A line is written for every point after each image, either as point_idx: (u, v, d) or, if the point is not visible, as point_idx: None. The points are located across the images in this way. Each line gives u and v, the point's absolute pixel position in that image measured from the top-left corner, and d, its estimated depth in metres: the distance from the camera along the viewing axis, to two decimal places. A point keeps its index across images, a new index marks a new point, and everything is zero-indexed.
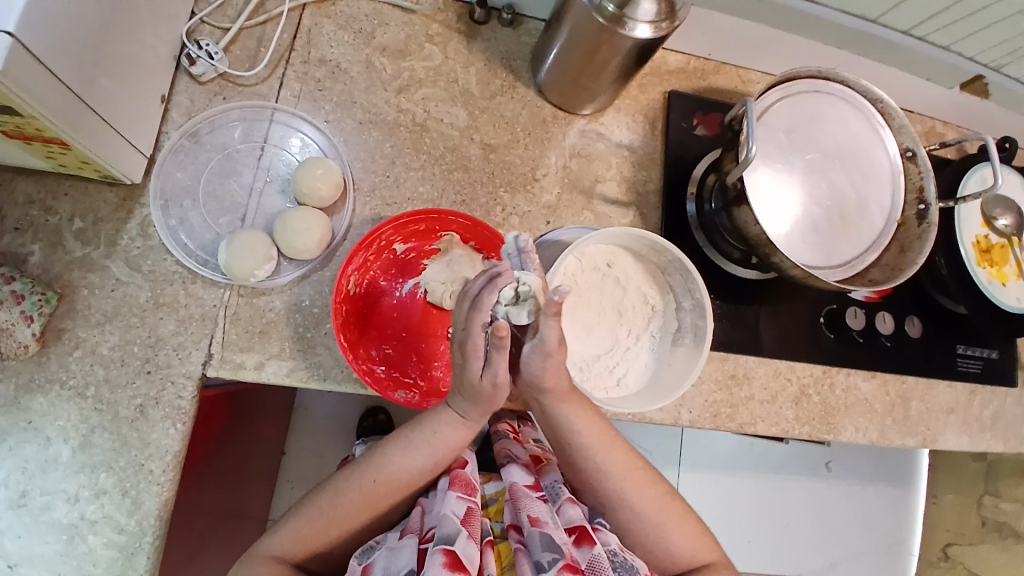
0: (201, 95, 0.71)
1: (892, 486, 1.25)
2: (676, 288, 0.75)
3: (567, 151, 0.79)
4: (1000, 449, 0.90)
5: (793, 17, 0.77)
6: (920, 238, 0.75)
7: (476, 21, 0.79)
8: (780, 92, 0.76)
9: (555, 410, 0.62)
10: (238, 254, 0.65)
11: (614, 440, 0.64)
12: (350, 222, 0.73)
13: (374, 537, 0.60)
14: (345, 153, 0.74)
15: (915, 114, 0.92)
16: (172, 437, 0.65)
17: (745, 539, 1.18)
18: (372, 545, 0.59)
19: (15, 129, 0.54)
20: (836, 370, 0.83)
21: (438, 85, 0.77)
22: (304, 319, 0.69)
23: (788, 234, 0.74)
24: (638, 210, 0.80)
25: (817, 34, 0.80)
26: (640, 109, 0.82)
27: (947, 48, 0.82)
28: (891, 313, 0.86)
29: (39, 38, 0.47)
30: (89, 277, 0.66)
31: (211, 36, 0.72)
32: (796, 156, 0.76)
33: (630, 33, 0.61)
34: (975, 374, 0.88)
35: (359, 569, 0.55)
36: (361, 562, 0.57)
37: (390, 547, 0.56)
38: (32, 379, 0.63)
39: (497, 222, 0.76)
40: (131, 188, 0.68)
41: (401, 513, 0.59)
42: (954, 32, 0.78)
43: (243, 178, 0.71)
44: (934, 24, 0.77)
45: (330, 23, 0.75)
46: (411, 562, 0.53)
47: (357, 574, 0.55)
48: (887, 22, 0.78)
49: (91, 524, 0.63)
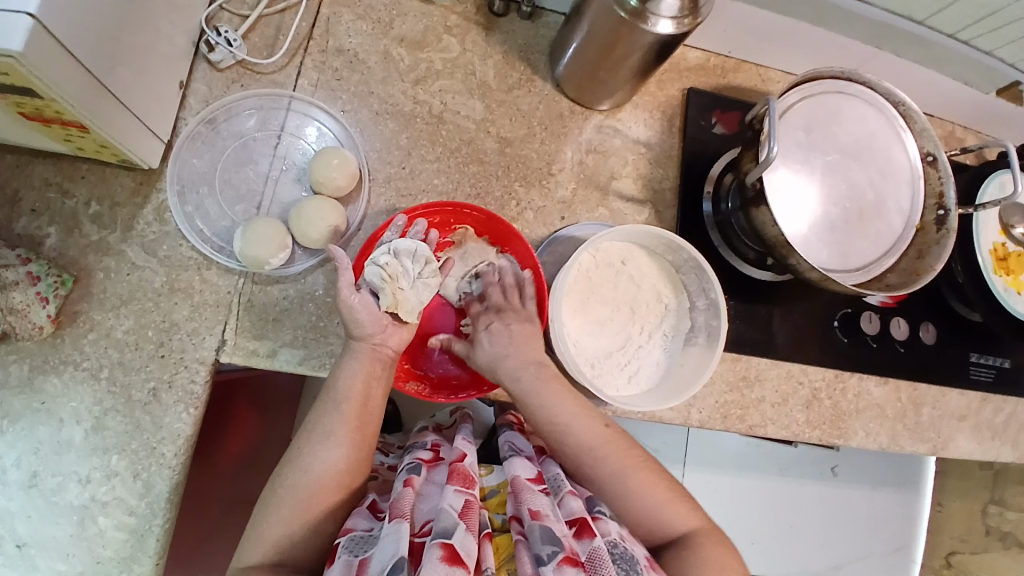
0: (219, 82, 0.71)
1: (899, 491, 1.23)
2: (690, 287, 0.75)
3: (584, 146, 0.79)
4: (1011, 457, 0.89)
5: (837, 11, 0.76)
6: (939, 244, 0.74)
7: (495, 14, 0.78)
8: (800, 92, 0.75)
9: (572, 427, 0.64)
10: (254, 242, 0.65)
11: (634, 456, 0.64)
12: (365, 213, 0.73)
13: (358, 527, 0.57)
14: (361, 143, 0.73)
15: (936, 117, 0.91)
16: (184, 422, 0.65)
17: (751, 540, 1.17)
18: (363, 538, 0.55)
19: (33, 110, 0.54)
20: (848, 374, 0.82)
21: (455, 77, 0.77)
22: (316, 308, 0.69)
23: (805, 235, 0.73)
24: (652, 208, 0.80)
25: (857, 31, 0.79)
26: (658, 105, 0.81)
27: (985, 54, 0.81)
28: (905, 319, 0.85)
29: (59, 22, 0.47)
30: (104, 261, 0.66)
31: (229, 23, 0.72)
32: (815, 157, 0.75)
33: (652, 28, 0.61)
34: (987, 381, 0.87)
35: (354, 564, 0.52)
36: (355, 555, 0.53)
37: (383, 536, 0.53)
38: (46, 361, 0.64)
39: (511, 216, 0.76)
40: (147, 173, 0.68)
41: (396, 502, 0.57)
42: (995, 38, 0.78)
43: (259, 166, 0.71)
44: (979, 29, 0.76)
45: (349, 13, 0.75)
46: (403, 551, 0.50)
47: (352, 568, 0.52)
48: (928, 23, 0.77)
49: (102, 507, 0.63)
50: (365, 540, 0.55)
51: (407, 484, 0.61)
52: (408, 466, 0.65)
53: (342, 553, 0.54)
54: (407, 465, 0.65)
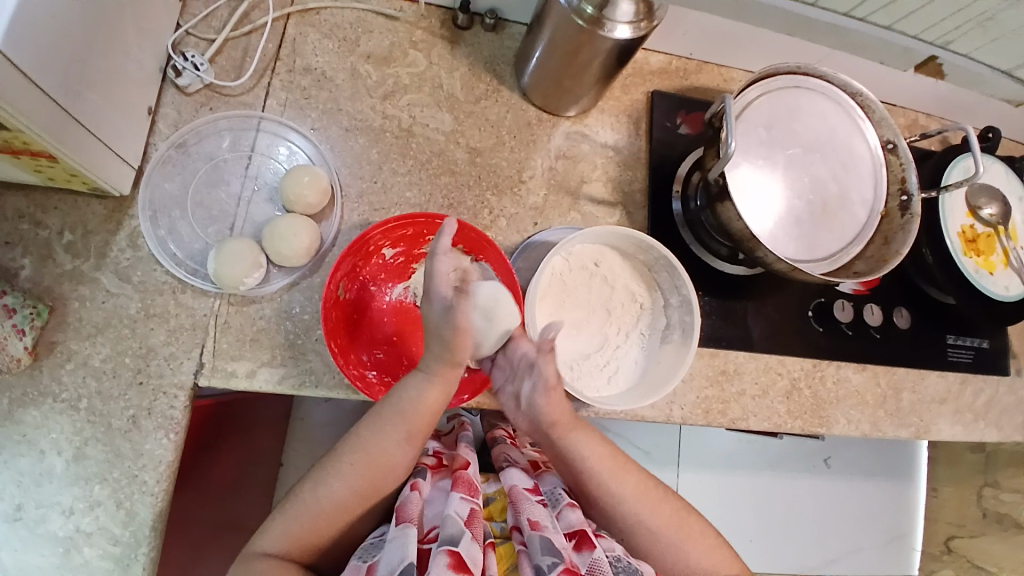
0: (188, 106, 0.72)
1: (892, 480, 1.25)
2: (663, 285, 0.76)
3: (554, 153, 0.80)
4: (994, 437, 0.90)
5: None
6: (904, 229, 0.75)
7: (459, 27, 0.80)
8: (760, 90, 0.77)
9: (561, 438, 0.67)
10: (226, 262, 0.66)
11: (624, 466, 0.67)
12: (338, 229, 0.73)
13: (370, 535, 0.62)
14: (333, 160, 0.74)
15: (899, 107, 0.92)
16: (165, 446, 0.66)
17: (747, 537, 1.18)
18: (372, 545, 0.60)
19: (2, 143, 0.55)
20: (826, 363, 0.83)
21: (423, 91, 0.78)
22: (294, 325, 0.70)
23: (772, 230, 0.74)
24: (624, 210, 0.81)
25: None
26: (624, 109, 0.83)
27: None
28: (878, 305, 0.86)
29: (23, 55, 0.48)
30: (79, 290, 0.66)
31: (196, 48, 0.73)
32: (778, 152, 0.77)
33: (610, 34, 0.62)
34: (966, 363, 0.89)
35: (363, 566, 0.57)
36: (364, 560, 0.58)
37: (390, 540, 0.56)
38: (24, 393, 0.64)
39: (484, 225, 0.77)
40: (119, 201, 0.69)
41: (404, 508, 0.60)
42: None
43: (231, 188, 0.72)
44: None
45: (315, 33, 0.76)
46: (411, 556, 0.54)
47: (360, 571, 0.56)
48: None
49: (87, 535, 0.63)
50: (374, 546, 0.60)
51: (414, 488, 0.64)
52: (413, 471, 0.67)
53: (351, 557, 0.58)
54: (414, 471, 0.68)
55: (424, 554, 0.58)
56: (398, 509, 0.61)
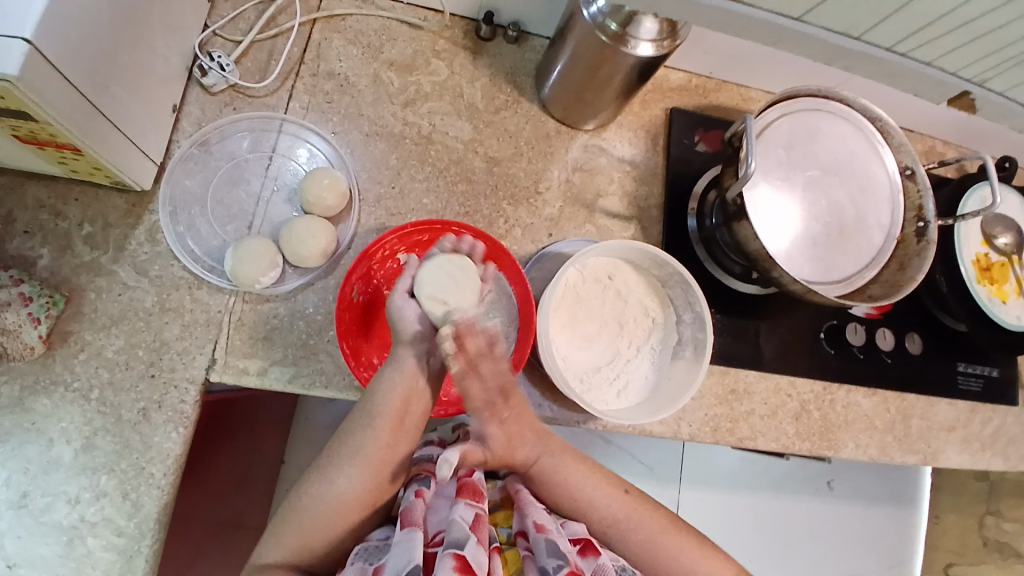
0: (212, 105, 0.73)
1: (895, 506, 1.23)
2: (677, 300, 0.76)
3: (570, 165, 0.81)
4: (1000, 467, 0.89)
5: (793, 28, 0.44)
6: (920, 255, 0.75)
7: (482, 38, 0.80)
8: (779, 111, 0.77)
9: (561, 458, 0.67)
10: (243, 260, 0.66)
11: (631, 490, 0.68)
12: (355, 231, 0.74)
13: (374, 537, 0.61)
14: (352, 163, 0.75)
15: (915, 133, 0.93)
16: (173, 441, 0.65)
17: (747, 558, 1.16)
18: (376, 547, 0.60)
19: (28, 133, 0.56)
20: (836, 386, 0.83)
21: (444, 99, 0.79)
22: (307, 326, 0.70)
23: (787, 250, 0.74)
24: (639, 224, 0.81)
25: (819, 54, 0.46)
26: (642, 124, 0.83)
27: (932, 67, 0.49)
28: (890, 330, 0.86)
29: (54, 49, 0.49)
30: (96, 281, 0.67)
31: (223, 49, 0.74)
32: (796, 173, 0.77)
33: (632, 51, 0.63)
34: (976, 392, 0.88)
35: (368, 568, 0.56)
36: (369, 562, 0.58)
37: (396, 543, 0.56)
38: (37, 381, 0.64)
39: (499, 233, 0.77)
40: (140, 195, 0.69)
41: (408, 513, 0.60)
42: (941, 42, 0.47)
43: (251, 187, 0.72)
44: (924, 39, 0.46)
45: (340, 38, 0.77)
46: (416, 558, 0.54)
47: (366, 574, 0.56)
48: (875, 39, 0.46)
49: (91, 527, 0.63)
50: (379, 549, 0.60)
51: (418, 493, 0.63)
52: (418, 479, 0.67)
53: (357, 560, 0.58)
54: (418, 477, 0.67)
55: (429, 558, 0.58)
56: (402, 513, 0.60)
